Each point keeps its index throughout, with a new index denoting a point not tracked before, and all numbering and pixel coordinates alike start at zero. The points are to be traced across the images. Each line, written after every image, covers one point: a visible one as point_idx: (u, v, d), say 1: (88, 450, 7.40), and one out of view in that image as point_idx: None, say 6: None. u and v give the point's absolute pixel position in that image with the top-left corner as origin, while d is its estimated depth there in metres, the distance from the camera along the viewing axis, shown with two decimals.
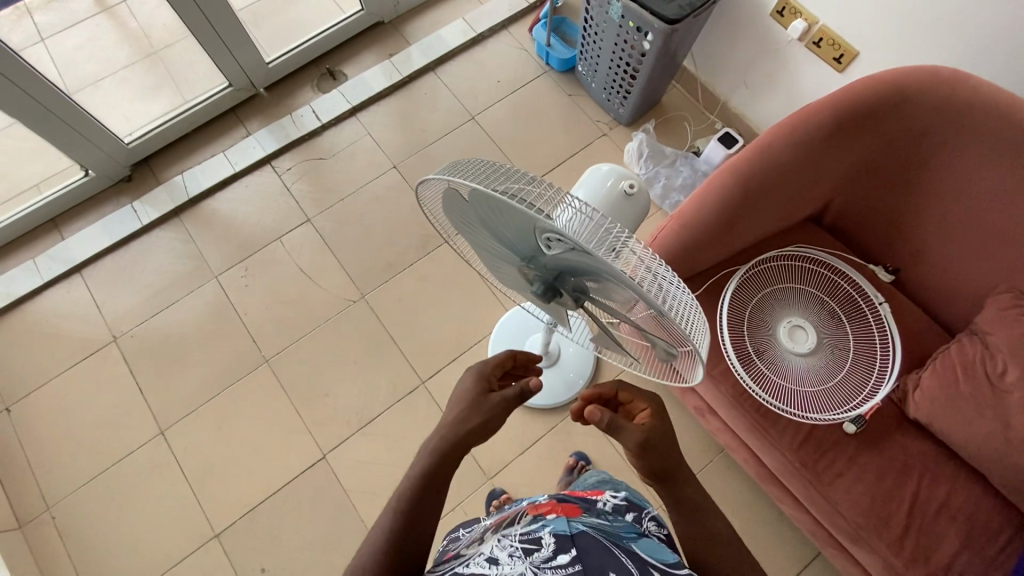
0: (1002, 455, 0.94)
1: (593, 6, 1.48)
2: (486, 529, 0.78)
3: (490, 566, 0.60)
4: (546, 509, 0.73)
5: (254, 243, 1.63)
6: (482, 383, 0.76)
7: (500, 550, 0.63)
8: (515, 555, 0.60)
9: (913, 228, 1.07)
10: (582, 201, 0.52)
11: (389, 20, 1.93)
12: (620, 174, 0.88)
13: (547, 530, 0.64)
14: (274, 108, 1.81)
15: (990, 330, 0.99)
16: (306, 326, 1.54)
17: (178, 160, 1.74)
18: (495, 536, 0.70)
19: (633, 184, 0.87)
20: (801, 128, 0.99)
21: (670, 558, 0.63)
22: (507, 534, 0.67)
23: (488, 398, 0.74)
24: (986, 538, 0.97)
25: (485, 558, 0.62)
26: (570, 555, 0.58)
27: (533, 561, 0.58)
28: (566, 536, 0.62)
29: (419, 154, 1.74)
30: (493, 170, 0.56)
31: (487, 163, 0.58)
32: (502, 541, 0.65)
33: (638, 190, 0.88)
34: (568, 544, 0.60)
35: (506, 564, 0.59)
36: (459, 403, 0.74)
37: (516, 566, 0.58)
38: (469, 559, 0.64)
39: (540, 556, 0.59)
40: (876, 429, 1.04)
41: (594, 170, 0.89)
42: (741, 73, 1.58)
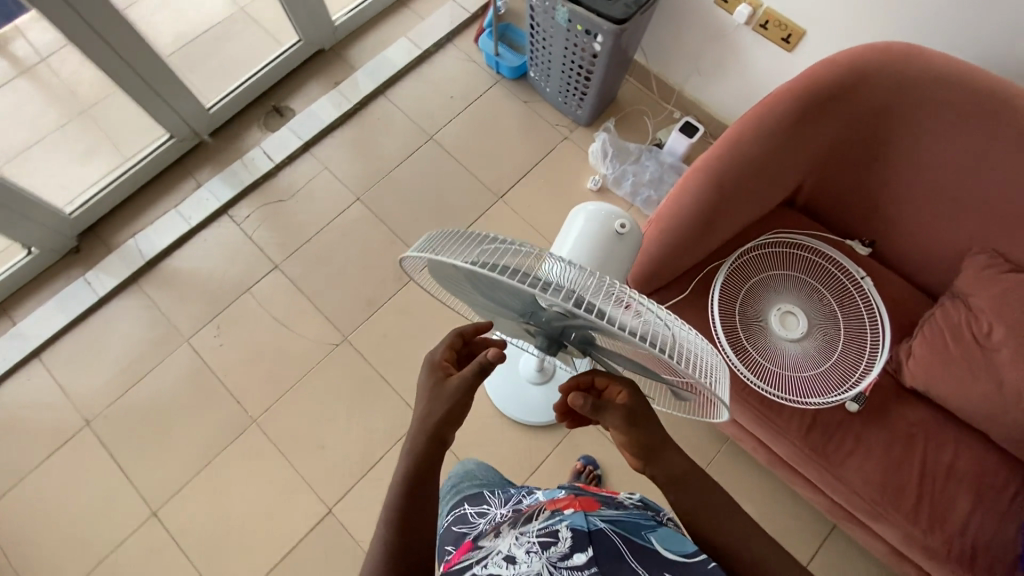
0: (1000, 413, 0.96)
1: (538, 12, 1.45)
2: (505, 521, 0.77)
3: (506, 565, 0.59)
4: (564, 504, 0.70)
5: (222, 298, 1.56)
6: (438, 371, 0.67)
7: (517, 548, 0.61)
8: (532, 553, 0.59)
9: (885, 201, 1.09)
10: (565, 262, 0.52)
11: (330, 47, 1.86)
12: (612, 215, 0.90)
13: (562, 524, 0.62)
14: (222, 154, 1.73)
15: (972, 292, 1.01)
16: (291, 377, 1.48)
17: (128, 223, 1.65)
18: (512, 533, 0.68)
19: (624, 225, 0.90)
20: (767, 118, 0.99)
21: (687, 549, 0.61)
22: (525, 531, 0.66)
23: (446, 385, 0.66)
24: (996, 493, 0.99)
25: (502, 557, 0.61)
26: (586, 556, 0.56)
27: (549, 560, 0.57)
28: (582, 533, 0.60)
29: (382, 182, 1.69)
30: (472, 241, 0.57)
31: (466, 234, 0.59)
32: (519, 538, 0.63)
33: (629, 231, 0.91)
34: (585, 543, 0.58)
35: (523, 562, 0.58)
36: (419, 397, 0.67)
37: (533, 564, 0.57)
38: (487, 558, 0.63)
39: (557, 554, 0.58)
40: (876, 401, 1.06)
41: (586, 211, 0.91)
42: (693, 61, 1.58)
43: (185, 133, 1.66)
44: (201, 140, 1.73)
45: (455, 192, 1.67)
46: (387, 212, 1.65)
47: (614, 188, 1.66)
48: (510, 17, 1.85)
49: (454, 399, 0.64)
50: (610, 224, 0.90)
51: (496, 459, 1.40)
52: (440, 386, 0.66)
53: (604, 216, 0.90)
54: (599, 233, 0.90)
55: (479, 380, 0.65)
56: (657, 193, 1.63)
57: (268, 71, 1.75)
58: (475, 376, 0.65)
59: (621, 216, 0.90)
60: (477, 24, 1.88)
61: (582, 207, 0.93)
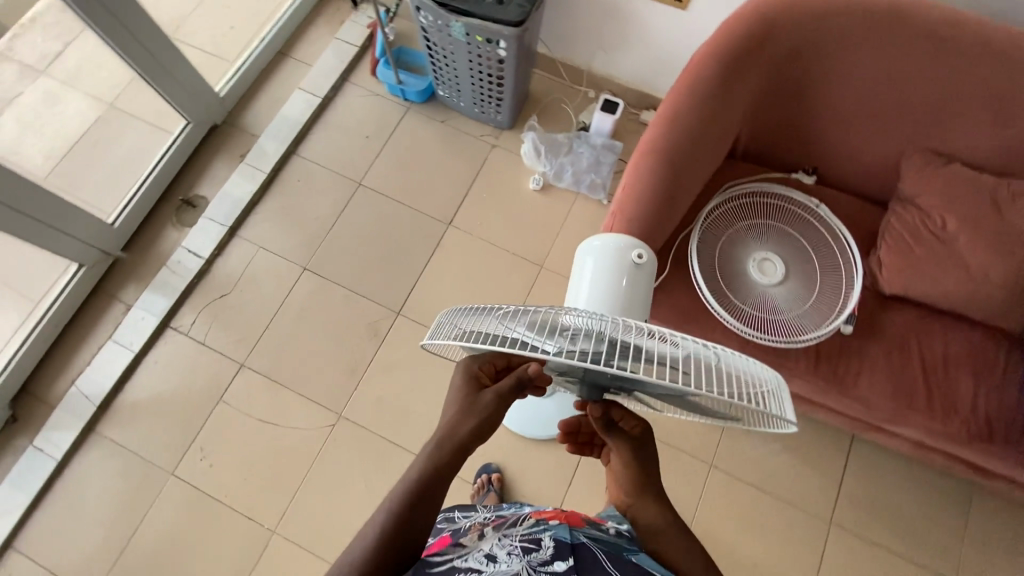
0: (971, 292, 1.05)
1: (431, 33, 1.40)
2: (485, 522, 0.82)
3: (487, 562, 0.66)
4: (549, 515, 0.76)
5: (195, 416, 1.44)
6: (473, 382, 0.68)
7: (499, 548, 0.69)
8: (513, 554, 0.66)
9: (816, 130, 1.15)
10: (577, 311, 0.53)
11: (222, 121, 1.74)
12: (628, 244, 0.76)
13: (547, 534, 0.69)
14: (143, 265, 1.59)
15: (916, 192, 1.09)
16: (296, 473, 1.39)
17: (63, 369, 1.48)
18: (495, 533, 0.74)
19: (644, 255, 0.74)
20: (696, 85, 1.03)
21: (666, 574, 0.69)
22: (509, 533, 0.73)
23: (480, 398, 0.67)
24: (989, 364, 1.08)
25: (484, 554, 0.67)
26: (566, 564, 0.64)
27: (529, 562, 0.64)
28: (565, 544, 0.67)
29: (324, 243, 1.60)
30: (481, 316, 0.57)
31: (474, 311, 0.59)
32: (502, 540, 0.70)
33: (650, 264, 0.74)
34: (566, 553, 0.66)
35: (503, 562, 0.65)
36: (451, 406, 0.68)
37: (514, 564, 0.64)
38: (470, 553, 0.69)
39: (537, 559, 0.65)
40: (863, 316, 1.12)
41: (596, 245, 0.78)
42: (594, 40, 1.59)
43: (95, 256, 1.51)
44: (115, 258, 1.58)
45: (402, 232, 1.62)
46: (339, 273, 1.58)
47: (556, 182, 1.65)
48: (399, 41, 1.79)
49: (487, 413, 0.66)
50: (627, 255, 0.74)
51: (529, 482, 1.38)
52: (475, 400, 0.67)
53: (621, 246, 0.75)
54: (615, 266, 0.74)
55: (512, 396, 0.68)
56: (599, 176, 1.64)
57: (165, 164, 1.62)
58: (509, 391, 0.67)
59: (639, 247, 0.75)
60: (368, 56, 1.81)
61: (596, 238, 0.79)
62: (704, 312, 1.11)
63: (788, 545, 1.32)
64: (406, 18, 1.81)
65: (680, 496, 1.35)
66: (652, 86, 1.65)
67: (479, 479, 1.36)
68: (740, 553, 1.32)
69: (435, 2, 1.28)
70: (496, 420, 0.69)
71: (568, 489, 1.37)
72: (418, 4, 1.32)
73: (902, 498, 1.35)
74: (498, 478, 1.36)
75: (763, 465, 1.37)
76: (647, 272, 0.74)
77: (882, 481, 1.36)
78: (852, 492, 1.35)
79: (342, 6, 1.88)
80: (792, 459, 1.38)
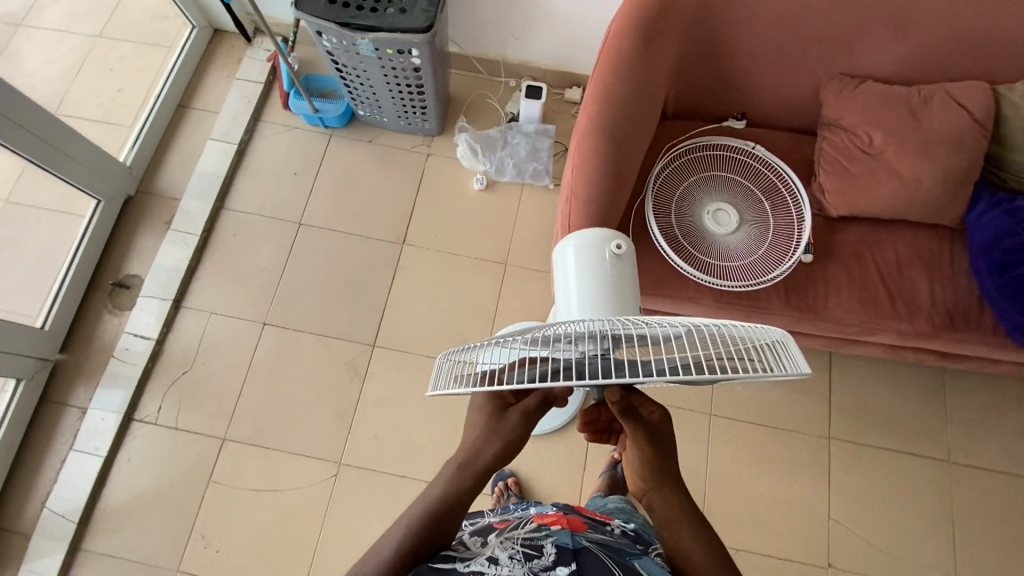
0: (909, 198, 1.12)
1: (338, 55, 1.35)
2: (491, 527, 0.85)
3: (490, 565, 0.66)
4: (551, 520, 0.80)
5: (188, 504, 1.36)
6: (495, 402, 0.66)
7: (501, 551, 0.70)
8: (515, 558, 0.67)
9: (737, 77, 1.19)
10: (566, 327, 0.52)
11: (135, 191, 1.63)
12: (605, 238, 0.73)
13: (549, 540, 0.71)
14: (88, 362, 1.47)
15: (841, 115, 1.15)
16: (310, 533, 1.34)
17: (26, 495, 1.36)
18: (498, 537, 0.77)
19: (621, 245, 0.72)
20: (619, 59, 1.04)
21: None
22: (511, 537, 0.74)
23: (506, 417, 0.66)
24: (938, 259, 1.15)
25: (486, 557, 0.68)
26: (568, 569, 0.66)
27: (531, 568, 0.66)
28: (567, 550, 0.70)
29: (279, 293, 1.53)
30: (478, 357, 0.56)
31: (469, 353, 0.57)
32: (504, 544, 0.71)
33: (630, 254, 0.73)
34: (569, 558, 0.68)
35: (505, 566, 0.66)
36: (477, 422, 0.67)
37: (515, 569, 0.65)
38: (472, 556, 0.70)
39: (540, 564, 0.67)
40: (818, 241, 1.17)
41: (573, 245, 0.75)
42: (503, 30, 1.57)
43: (32, 366, 1.39)
44: (54, 362, 1.46)
45: (358, 263, 1.57)
46: (303, 319, 1.51)
47: (500, 178, 1.64)
48: (304, 68, 1.72)
49: (512, 434, 0.66)
50: (604, 247, 0.72)
51: (546, 477, 1.38)
52: (501, 423, 0.66)
53: (597, 239, 0.74)
54: (595, 260, 0.72)
55: (537, 413, 0.67)
56: (540, 163, 1.64)
57: (84, 250, 1.50)
58: (535, 411, 0.66)
59: (617, 238, 0.73)
60: (275, 90, 1.72)
61: (570, 237, 0.77)
62: (674, 273, 1.14)
63: (797, 470, 1.38)
64: (306, 44, 1.73)
65: (690, 451, 1.39)
66: (570, 63, 1.65)
67: (496, 488, 1.36)
68: (757, 489, 1.37)
69: (336, 22, 1.22)
70: (522, 439, 0.67)
71: (585, 474, 1.38)
72: (319, 29, 1.26)
73: (886, 398, 1.44)
74: (515, 482, 1.36)
75: (758, 401, 1.43)
76: (628, 262, 0.72)
77: (866, 387, 1.45)
78: (842, 405, 1.43)
79: (235, 44, 1.78)
80: (783, 388, 1.44)
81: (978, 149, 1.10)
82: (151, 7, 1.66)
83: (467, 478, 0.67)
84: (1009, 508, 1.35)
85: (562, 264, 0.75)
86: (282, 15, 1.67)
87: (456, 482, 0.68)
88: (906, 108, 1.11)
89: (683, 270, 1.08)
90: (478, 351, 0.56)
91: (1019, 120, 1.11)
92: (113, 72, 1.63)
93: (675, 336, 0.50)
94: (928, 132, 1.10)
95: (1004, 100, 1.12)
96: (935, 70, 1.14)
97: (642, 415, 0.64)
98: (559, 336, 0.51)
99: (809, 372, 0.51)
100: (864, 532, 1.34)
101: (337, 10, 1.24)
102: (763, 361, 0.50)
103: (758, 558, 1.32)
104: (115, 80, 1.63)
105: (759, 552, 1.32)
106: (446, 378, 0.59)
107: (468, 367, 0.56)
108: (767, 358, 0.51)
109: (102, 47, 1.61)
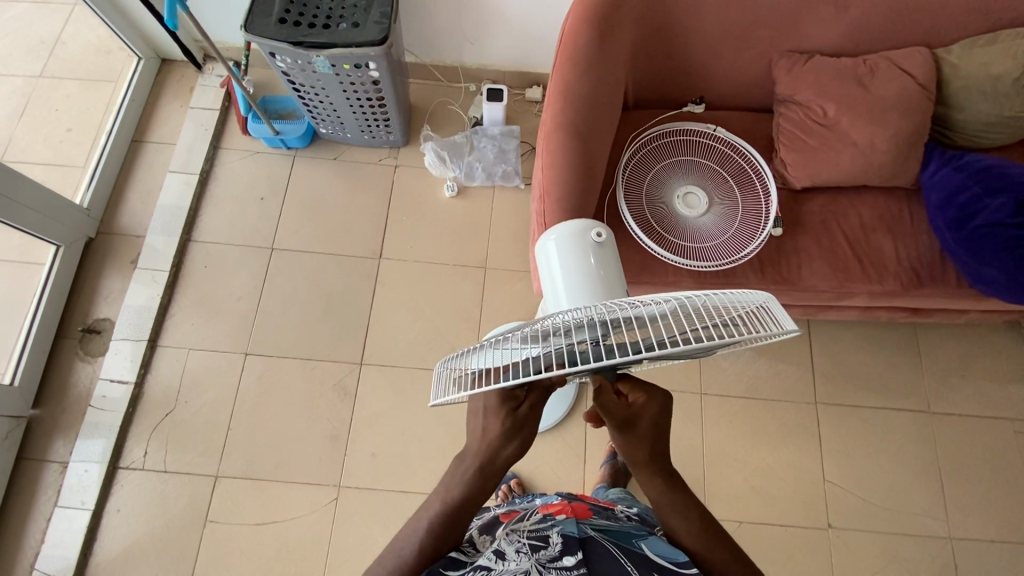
0: (867, 164, 1.16)
1: (295, 74, 1.33)
2: (498, 522, 0.85)
3: (496, 559, 0.67)
4: (556, 509, 0.80)
5: (186, 547, 1.32)
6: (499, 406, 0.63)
7: (507, 545, 0.70)
8: (522, 551, 0.67)
9: (692, 63, 1.22)
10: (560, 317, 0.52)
11: (96, 232, 1.57)
12: (584, 226, 0.74)
13: (555, 530, 0.71)
14: (63, 414, 1.42)
15: (794, 91, 1.18)
16: (316, 561, 1.32)
17: (11, 560, 1.30)
18: (505, 532, 0.77)
19: (601, 232, 0.73)
20: (577, 55, 1.05)
21: (678, 557, 0.70)
22: (517, 530, 0.75)
23: (518, 414, 0.61)
24: (899, 220, 1.20)
25: (493, 552, 0.69)
26: (575, 558, 0.65)
27: (538, 559, 0.65)
28: (573, 539, 0.70)
29: (258, 321, 1.50)
30: (474, 361, 0.55)
31: (465, 358, 0.57)
32: (511, 537, 0.71)
33: (610, 240, 0.74)
34: (575, 547, 0.68)
35: (512, 559, 0.66)
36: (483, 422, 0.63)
37: (522, 562, 0.65)
38: (480, 552, 0.70)
39: (546, 555, 0.66)
40: (786, 214, 1.21)
41: (554, 239, 0.74)
42: (458, 35, 1.58)
43: (4, 425, 1.33)
44: (28, 417, 1.40)
45: (336, 282, 1.55)
46: (285, 345, 1.49)
47: (470, 183, 1.65)
48: (260, 91, 1.69)
49: (529, 427, 0.61)
50: (585, 236, 0.73)
51: (548, 475, 1.39)
52: (512, 418, 0.61)
53: (576, 229, 0.74)
54: (577, 251, 0.72)
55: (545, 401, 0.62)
56: (509, 164, 1.65)
57: (48, 298, 1.44)
58: (541, 400, 0.61)
59: (594, 225, 0.74)
60: (232, 115, 1.69)
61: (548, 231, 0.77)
62: (652, 259, 1.16)
63: (789, 438, 1.42)
64: (260, 66, 1.71)
65: (685, 432, 1.41)
66: (528, 63, 1.66)
67: (500, 491, 1.35)
68: (753, 461, 1.40)
69: (289, 42, 1.21)
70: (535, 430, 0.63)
71: (585, 466, 1.39)
72: (272, 50, 1.24)
73: (865, 359, 1.49)
74: (518, 484, 1.36)
75: (745, 376, 1.47)
76: (609, 248, 0.73)
77: (845, 350, 1.49)
78: (825, 370, 1.47)
79: (185, 72, 1.74)
80: (767, 360, 1.48)
81: (924, 111, 1.15)
82: (92, 42, 1.62)
83: (473, 485, 0.67)
84: (989, 450, 1.42)
85: (545, 257, 0.76)
86: (231, 38, 1.64)
87: (462, 490, 0.68)
88: (854, 78, 1.15)
89: (661, 255, 1.10)
90: (475, 352, 0.56)
91: (959, 81, 1.17)
92: (59, 112, 1.58)
93: (666, 313, 0.51)
94: (877, 100, 1.14)
95: (944, 63, 1.17)
96: (877, 40, 1.19)
97: (629, 403, 0.60)
98: (555, 329, 0.52)
99: (796, 329, 0.53)
100: (859, 490, 1.38)
101: (289, 29, 1.22)
102: (751, 325, 0.52)
103: (761, 527, 1.35)
104: (62, 120, 1.58)
105: (762, 523, 1.35)
106: (447, 383, 0.59)
107: (468, 370, 0.56)
108: (755, 322, 0.53)
109: (44, 88, 1.56)
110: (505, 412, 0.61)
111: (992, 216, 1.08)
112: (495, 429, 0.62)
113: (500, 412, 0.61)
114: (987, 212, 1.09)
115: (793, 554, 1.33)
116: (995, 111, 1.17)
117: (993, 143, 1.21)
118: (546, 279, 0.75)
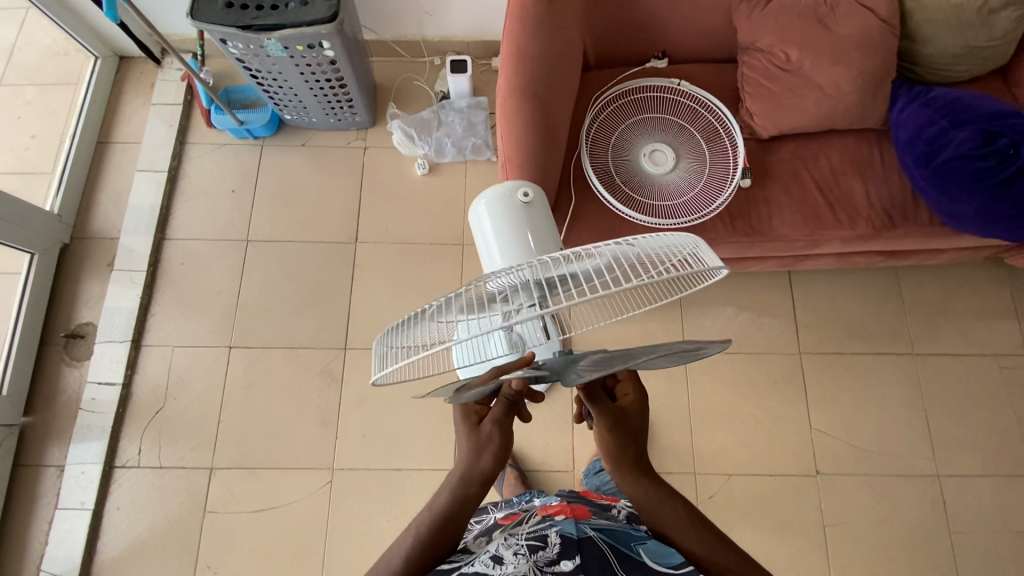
0: (834, 108, 1.14)
1: (249, 61, 1.30)
2: (496, 526, 0.84)
3: (493, 564, 0.65)
4: (555, 511, 0.81)
5: (187, 540, 1.34)
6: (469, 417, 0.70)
7: (505, 548, 0.69)
8: (519, 553, 0.66)
9: (650, 15, 1.20)
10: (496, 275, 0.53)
11: (70, 237, 1.56)
12: (509, 192, 0.74)
13: (554, 531, 0.70)
14: (56, 419, 1.43)
15: (755, 38, 1.16)
16: (317, 543, 1.35)
17: (19, 564, 1.33)
18: (503, 535, 0.76)
19: (529, 192, 0.74)
20: (526, 13, 1.02)
21: (674, 560, 0.69)
22: (513, 534, 0.73)
23: (480, 431, 0.69)
24: (869, 163, 1.19)
25: (489, 556, 0.68)
26: (573, 561, 0.64)
27: (536, 561, 0.64)
28: (571, 540, 0.68)
29: (240, 314, 1.51)
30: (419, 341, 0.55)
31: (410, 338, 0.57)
32: (507, 541, 0.70)
33: (537, 196, 0.75)
34: (573, 550, 0.66)
35: (510, 562, 0.65)
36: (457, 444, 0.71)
37: (520, 564, 0.64)
38: (476, 558, 0.69)
39: (544, 557, 0.66)
40: (755, 165, 1.19)
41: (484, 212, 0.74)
42: (415, 7, 1.54)
43: None
44: (20, 425, 1.42)
45: (315, 269, 1.54)
46: (268, 335, 1.49)
47: (441, 159, 1.62)
48: (221, 82, 1.66)
49: (493, 442, 0.68)
50: (514, 199, 0.74)
51: (538, 444, 1.40)
52: (476, 437, 0.69)
53: (503, 193, 0.74)
54: (509, 215, 0.73)
55: (509, 416, 0.69)
56: (478, 137, 1.63)
57: (29, 307, 1.45)
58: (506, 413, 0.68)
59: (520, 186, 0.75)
60: (196, 108, 1.66)
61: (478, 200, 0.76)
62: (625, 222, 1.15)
63: (775, 389, 1.43)
64: (217, 56, 1.67)
65: (672, 392, 1.42)
66: (489, 30, 1.63)
67: None
68: (741, 415, 1.41)
69: (238, 27, 1.18)
70: (506, 443, 0.70)
71: (574, 432, 1.41)
72: (222, 37, 1.21)
73: (847, 306, 1.48)
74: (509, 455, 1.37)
75: (728, 332, 1.47)
76: (538, 204, 0.75)
77: (826, 298, 1.49)
78: (807, 319, 1.47)
79: (144, 68, 1.71)
80: (748, 314, 1.48)
81: (890, 49, 1.12)
82: (45, 44, 1.58)
83: None
84: (975, 387, 1.42)
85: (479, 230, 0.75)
86: (186, 29, 1.61)
87: None
88: (815, 19, 1.13)
89: (627, 216, 1.08)
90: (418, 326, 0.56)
91: (924, 13, 1.14)
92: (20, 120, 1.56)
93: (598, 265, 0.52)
94: (840, 39, 1.11)
95: None
96: None
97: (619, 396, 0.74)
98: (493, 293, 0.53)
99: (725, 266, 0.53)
100: (847, 436, 1.40)
101: (237, 13, 1.19)
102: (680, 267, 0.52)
103: (752, 480, 1.36)
104: (25, 128, 1.56)
105: (752, 474, 1.37)
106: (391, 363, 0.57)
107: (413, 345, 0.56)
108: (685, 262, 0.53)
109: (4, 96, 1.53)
110: (469, 430, 0.70)
111: (959, 148, 1.07)
112: (478, 442, 0.69)
113: (467, 430, 0.70)
114: (953, 145, 1.07)
115: (785, 504, 1.35)
116: (962, 42, 1.14)
117: (963, 76, 1.19)
118: (485, 255, 0.75)
